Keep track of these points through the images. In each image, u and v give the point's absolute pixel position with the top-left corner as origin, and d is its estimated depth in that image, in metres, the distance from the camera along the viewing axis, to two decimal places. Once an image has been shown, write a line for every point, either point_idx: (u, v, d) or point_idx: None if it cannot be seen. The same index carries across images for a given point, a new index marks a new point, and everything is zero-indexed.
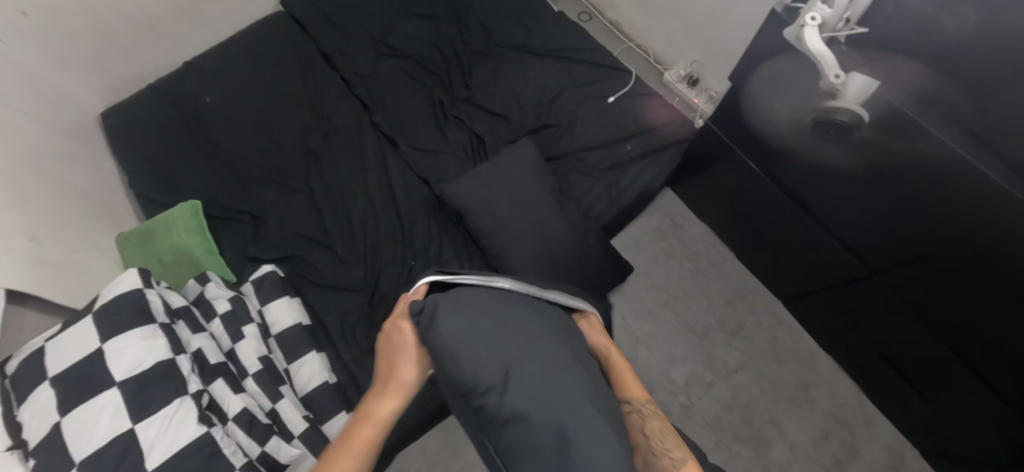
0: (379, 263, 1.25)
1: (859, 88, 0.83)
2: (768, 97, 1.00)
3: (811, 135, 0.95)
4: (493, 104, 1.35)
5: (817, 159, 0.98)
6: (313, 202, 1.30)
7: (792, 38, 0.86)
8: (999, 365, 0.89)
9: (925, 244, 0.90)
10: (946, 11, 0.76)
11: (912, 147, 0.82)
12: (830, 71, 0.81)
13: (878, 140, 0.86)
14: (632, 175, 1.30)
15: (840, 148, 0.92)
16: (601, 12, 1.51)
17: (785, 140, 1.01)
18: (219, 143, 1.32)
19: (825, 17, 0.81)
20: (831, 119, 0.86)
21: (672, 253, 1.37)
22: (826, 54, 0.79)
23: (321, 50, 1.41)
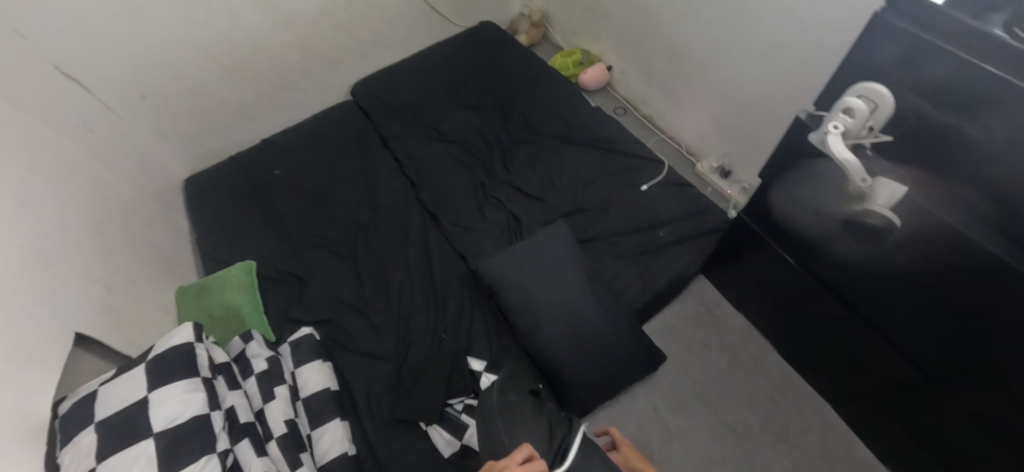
0: (410, 333, 1.28)
1: (889, 192, 0.84)
2: (801, 194, 1.00)
3: (846, 234, 0.94)
4: (531, 187, 1.42)
5: (857, 258, 0.96)
6: (355, 269, 1.37)
7: (818, 141, 0.89)
8: None
9: (985, 350, 0.85)
10: (969, 122, 0.77)
11: (958, 252, 0.81)
12: (857, 176, 0.83)
13: (916, 243, 0.85)
14: (663, 258, 1.31)
15: (878, 246, 0.91)
16: (636, 106, 1.61)
17: (821, 237, 1.00)
18: (280, 211, 1.46)
19: (848, 126, 0.84)
20: (863, 222, 0.89)
21: (708, 343, 1.32)
22: (851, 161, 0.82)
23: (379, 132, 1.57)
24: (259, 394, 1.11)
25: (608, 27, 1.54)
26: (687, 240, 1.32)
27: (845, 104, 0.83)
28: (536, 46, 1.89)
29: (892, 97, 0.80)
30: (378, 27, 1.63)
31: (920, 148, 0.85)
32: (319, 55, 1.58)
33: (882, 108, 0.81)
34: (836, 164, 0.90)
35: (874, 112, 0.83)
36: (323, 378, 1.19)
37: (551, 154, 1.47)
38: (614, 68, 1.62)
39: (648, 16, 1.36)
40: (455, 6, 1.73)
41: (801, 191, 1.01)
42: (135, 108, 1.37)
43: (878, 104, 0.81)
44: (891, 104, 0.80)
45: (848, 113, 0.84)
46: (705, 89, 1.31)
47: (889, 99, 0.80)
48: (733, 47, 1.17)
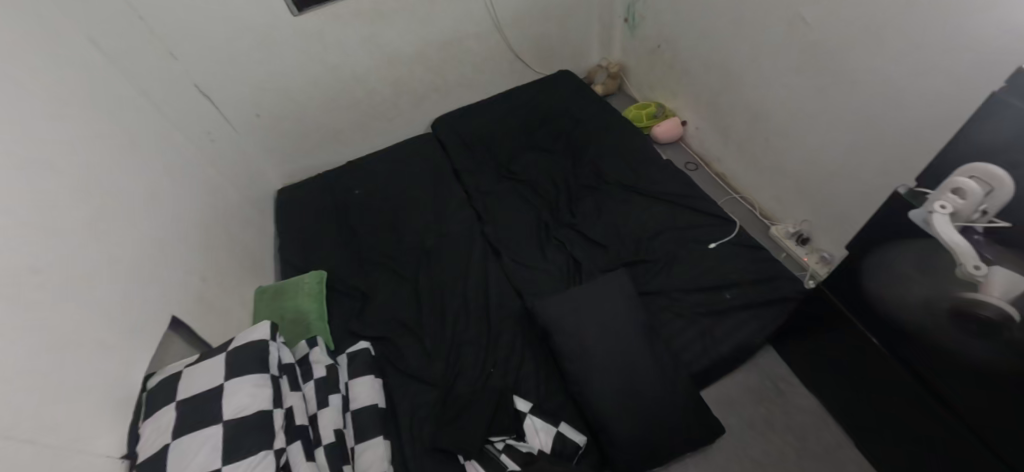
0: (459, 363, 1.30)
1: (1005, 283, 0.73)
2: (895, 271, 0.91)
3: (954, 324, 0.82)
4: (595, 232, 1.40)
5: (957, 349, 0.84)
6: (415, 294, 1.42)
7: (920, 220, 0.81)
8: None
9: None
10: None
11: None
12: (969, 262, 0.74)
13: None
14: (729, 322, 1.23)
15: (994, 344, 0.77)
16: (709, 163, 1.56)
17: (915, 321, 0.90)
18: (356, 230, 1.56)
19: (958, 207, 0.76)
20: (975, 313, 0.76)
21: (773, 424, 1.20)
22: (962, 248, 0.73)
23: (453, 166, 1.64)
24: (315, 400, 1.16)
25: (686, 83, 1.52)
26: (756, 306, 1.23)
27: (954, 183, 0.75)
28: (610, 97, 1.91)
29: (1010, 181, 0.71)
30: (465, 70, 1.73)
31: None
32: (410, 91, 1.70)
33: (997, 192, 0.72)
34: (943, 246, 0.80)
35: (988, 195, 0.73)
36: (371, 394, 1.23)
37: (618, 202, 1.45)
38: (689, 123, 1.59)
39: (728, 75, 1.33)
40: (539, 55, 1.80)
41: (898, 267, 0.91)
42: (250, 124, 1.56)
43: (994, 186, 0.72)
44: (1008, 188, 0.71)
45: (957, 193, 0.75)
46: (786, 153, 1.24)
47: (1006, 182, 0.71)
48: (822, 112, 1.10)
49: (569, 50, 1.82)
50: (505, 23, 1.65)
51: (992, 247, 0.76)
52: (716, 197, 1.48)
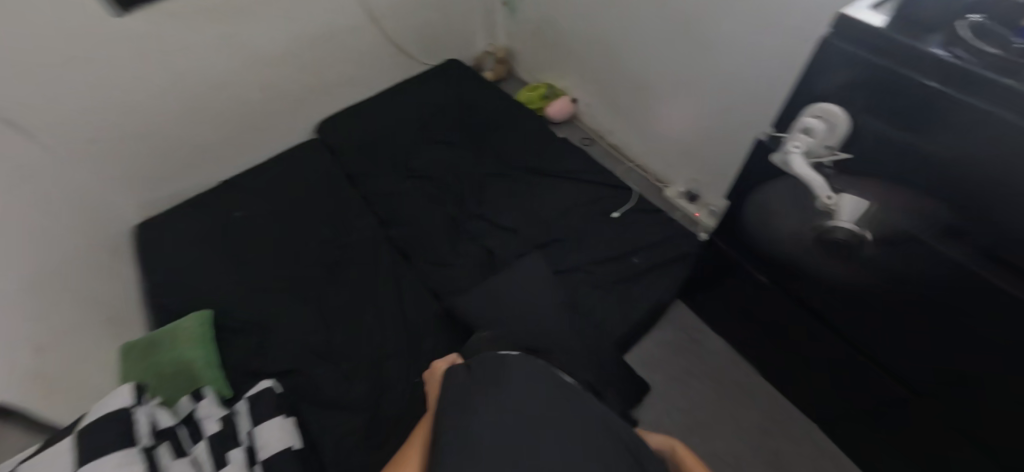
0: (382, 380, 1.21)
1: (851, 207, 0.82)
2: (766, 214, 1.01)
3: (819, 254, 0.92)
4: (504, 220, 1.40)
5: (824, 274, 0.97)
6: (321, 315, 1.30)
7: (781, 162, 0.88)
8: None
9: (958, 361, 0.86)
10: (920, 138, 0.74)
11: (922, 266, 0.82)
12: (821, 192, 0.81)
13: (881, 259, 0.86)
14: (640, 285, 1.30)
15: (856, 264, 0.89)
16: (601, 137, 1.65)
17: (788, 257, 1.01)
18: (240, 256, 1.38)
19: (809, 145, 0.83)
20: (829, 238, 0.84)
21: (693, 371, 1.29)
22: (815, 181, 0.81)
23: (346, 172, 1.55)
24: (209, 461, 0.95)
25: (572, 62, 1.59)
26: (660, 266, 1.33)
27: (803, 124, 0.83)
28: (502, 83, 1.94)
29: (846, 116, 0.79)
30: (343, 68, 1.63)
31: (887, 168, 0.79)
32: (284, 95, 1.57)
33: (839, 127, 0.80)
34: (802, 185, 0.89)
35: (831, 131, 0.81)
36: (285, 437, 1.05)
37: (523, 186, 1.47)
38: (579, 100, 1.66)
39: (609, 52, 1.42)
40: (425, 47, 1.76)
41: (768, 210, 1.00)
42: (79, 151, 1.29)
43: (835, 123, 0.79)
44: (846, 122, 0.79)
45: (808, 133, 0.83)
46: (669, 119, 1.35)
47: (844, 118, 0.79)
48: (694, 79, 1.22)
49: (454, 40, 1.82)
50: (381, 17, 1.58)
51: (839, 178, 0.85)
52: (613, 168, 1.57)
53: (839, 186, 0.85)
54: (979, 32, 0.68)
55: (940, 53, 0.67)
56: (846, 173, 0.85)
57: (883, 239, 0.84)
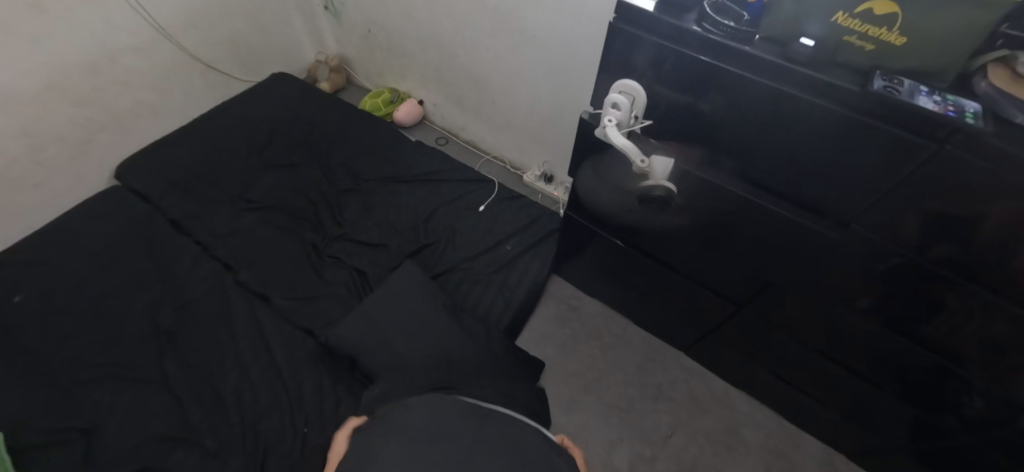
0: (263, 443, 1.04)
1: (662, 167, 0.96)
2: (600, 184, 1.11)
3: (646, 211, 1.07)
4: (369, 235, 1.34)
5: (659, 227, 1.12)
6: (169, 391, 1.07)
7: (601, 136, 0.99)
8: (857, 356, 1.07)
9: (763, 276, 1.06)
10: (699, 100, 0.90)
11: (721, 207, 0.99)
12: (636, 158, 0.93)
13: (692, 204, 1.02)
14: (516, 270, 1.36)
15: (678, 215, 1.05)
16: (455, 134, 1.67)
17: (627, 219, 1.14)
18: (36, 349, 1.08)
19: (619, 118, 0.95)
20: (652, 196, 0.97)
21: (578, 337, 1.40)
22: (628, 147, 0.92)
23: (166, 216, 1.31)
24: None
25: (409, 63, 1.57)
26: (532, 248, 1.40)
27: (611, 100, 0.94)
28: (341, 92, 1.82)
29: (642, 89, 0.93)
30: (136, 96, 1.38)
31: (678, 127, 0.97)
32: (59, 140, 1.27)
33: (638, 99, 0.94)
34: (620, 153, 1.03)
35: (633, 103, 0.95)
36: None
37: (381, 197, 1.42)
38: (425, 102, 1.66)
39: (440, 51, 1.44)
40: (239, 62, 1.58)
41: (600, 179, 1.10)
42: None
43: (634, 96, 0.94)
44: (643, 94, 0.93)
45: (616, 108, 0.95)
46: (509, 109, 1.44)
47: (641, 92, 0.93)
48: (522, 69, 1.31)
49: (272, 52, 1.67)
50: (176, 31, 1.38)
51: (648, 140, 1.01)
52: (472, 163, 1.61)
53: (652, 149, 1.00)
54: (717, 8, 0.84)
55: (695, 28, 0.82)
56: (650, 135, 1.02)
57: (689, 191, 1.00)
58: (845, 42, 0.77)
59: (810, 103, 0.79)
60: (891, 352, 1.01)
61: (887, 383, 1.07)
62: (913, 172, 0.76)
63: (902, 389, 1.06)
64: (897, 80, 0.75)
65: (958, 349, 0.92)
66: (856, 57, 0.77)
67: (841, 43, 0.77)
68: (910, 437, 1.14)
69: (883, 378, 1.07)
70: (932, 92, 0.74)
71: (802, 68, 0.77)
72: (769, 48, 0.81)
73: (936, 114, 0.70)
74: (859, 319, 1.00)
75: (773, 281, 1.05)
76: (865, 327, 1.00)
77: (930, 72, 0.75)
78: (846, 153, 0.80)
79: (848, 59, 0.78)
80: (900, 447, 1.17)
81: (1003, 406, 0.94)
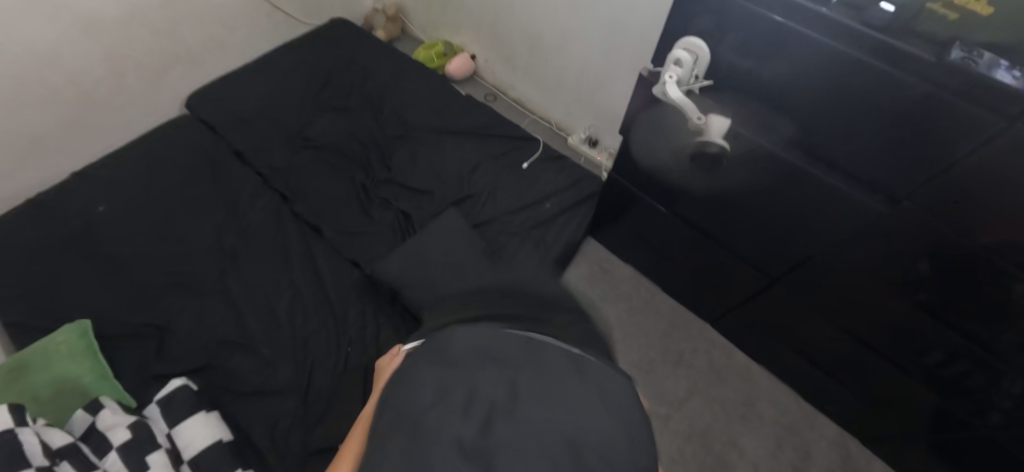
0: (311, 358, 1.16)
1: (718, 126, 1.00)
2: (652, 143, 1.14)
3: (696, 173, 1.11)
4: (416, 181, 1.40)
5: (705, 191, 1.15)
6: (231, 302, 1.19)
7: (660, 93, 1.01)
8: (884, 336, 1.09)
9: (802, 248, 1.09)
10: (762, 65, 0.90)
11: (774, 170, 1.01)
12: (693, 115, 0.97)
13: (744, 166, 1.04)
14: (554, 228, 1.39)
15: (725, 178, 1.10)
16: (504, 91, 1.69)
17: (677, 181, 1.17)
18: (116, 253, 1.20)
19: (679, 75, 0.96)
20: (706, 152, 1.02)
21: (606, 297, 1.43)
22: (686, 105, 0.95)
23: (231, 147, 1.39)
24: (126, 469, 0.88)
25: (466, 17, 1.60)
26: (571, 208, 1.43)
27: (674, 57, 0.96)
28: (395, 42, 1.86)
29: (706, 48, 0.94)
30: (205, 28, 1.46)
31: (739, 90, 0.97)
32: (135, 70, 1.38)
33: (701, 58, 0.95)
34: (676, 112, 1.04)
35: (696, 61, 0.96)
36: (210, 429, 1.00)
37: (429, 146, 1.47)
38: (478, 56, 1.68)
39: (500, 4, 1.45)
40: (301, 3, 1.64)
41: (651, 138, 1.14)
42: None
43: (698, 55, 0.95)
44: (707, 53, 0.94)
45: (678, 65, 0.96)
46: (561, 68, 1.44)
47: (706, 50, 0.94)
48: (579, 28, 1.31)
49: None
50: None
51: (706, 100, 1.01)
52: (519, 121, 1.64)
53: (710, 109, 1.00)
54: None
55: None
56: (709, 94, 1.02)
57: (742, 152, 1.03)
58: (929, 9, 0.74)
59: (878, 69, 0.78)
60: (922, 336, 1.02)
61: (912, 366, 1.09)
62: (968, 154, 0.76)
63: (926, 378, 1.07)
64: (976, 52, 0.73)
65: (993, 343, 0.92)
66: (937, 27, 0.75)
67: (923, 10, 0.75)
68: (930, 426, 1.15)
69: (908, 362, 1.08)
70: (1014, 67, 0.71)
71: (878, 35, 0.76)
72: (846, 11, 0.79)
73: (1012, 87, 0.67)
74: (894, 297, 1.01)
75: (814, 255, 1.08)
76: (898, 308, 1.02)
77: (1014, 47, 0.71)
78: (907, 126, 0.80)
79: (926, 29, 0.75)
80: (914, 434, 1.19)
81: None
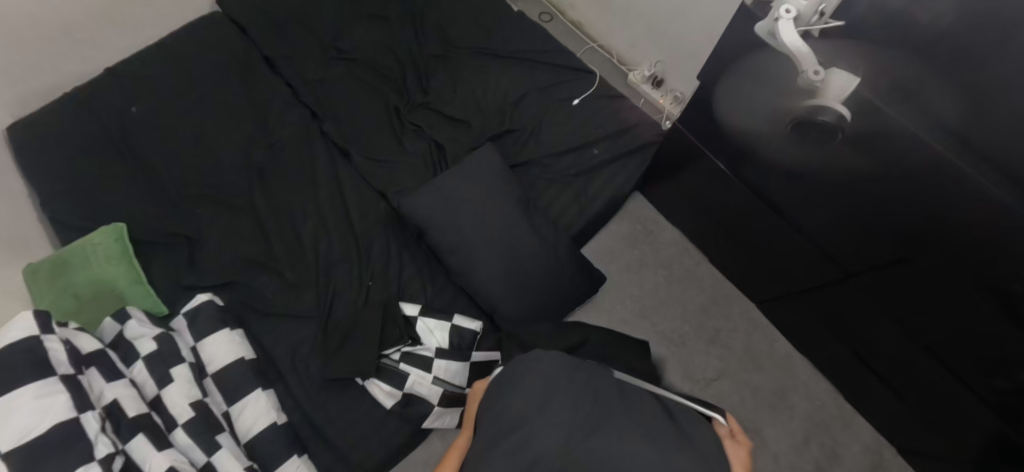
0: (333, 287, 1.12)
1: (840, 85, 0.76)
2: (746, 95, 0.92)
3: (794, 141, 0.89)
4: (454, 109, 1.30)
5: (791, 162, 0.94)
6: (257, 220, 1.15)
7: (766, 34, 0.81)
8: (966, 357, 0.90)
9: (902, 249, 0.88)
10: (920, 3, 0.69)
11: (902, 154, 0.77)
12: (810, 66, 0.75)
13: (856, 142, 0.81)
14: (596, 178, 1.28)
15: (822, 150, 0.87)
16: (562, 12, 1.52)
17: (761, 145, 0.96)
18: (148, 158, 1.16)
19: (800, 9, 0.75)
20: (812, 121, 0.78)
21: (645, 261, 1.35)
22: (803, 50, 0.73)
23: (262, 53, 1.30)
24: (152, 380, 0.89)
25: None
26: (621, 157, 1.30)
27: None
28: None
29: None
30: None
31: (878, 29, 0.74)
32: None
33: None
34: (784, 57, 0.82)
35: None
36: (233, 348, 0.98)
37: (472, 71, 1.36)
38: None
39: None
40: None
41: (742, 90, 0.93)
42: None
43: None
44: None
45: None
46: None
47: None
48: None
49: None
50: None
51: (825, 44, 0.79)
52: (574, 49, 1.48)
53: (831, 56, 0.79)
54: None
55: None
56: (828, 37, 0.79)
57: (859, 124, 0.79)
58: None
59: None
60: (1017, 366, 0.82)
61: (991, 396, 0.90)
62: None
63: (998, 405, 0.90)
64: None
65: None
66: None
67: None
68: (980, 454, 1.00)
69: (987, 390, 0.90)
70: None
71: None
72: None
73: None
74: (1002, 319, 0.81)
75: (914, 259, 0.87)
76: (999, 333, 0.82)
77: None
78: None
79: None
80: (965, 461, 1.04)
81: None
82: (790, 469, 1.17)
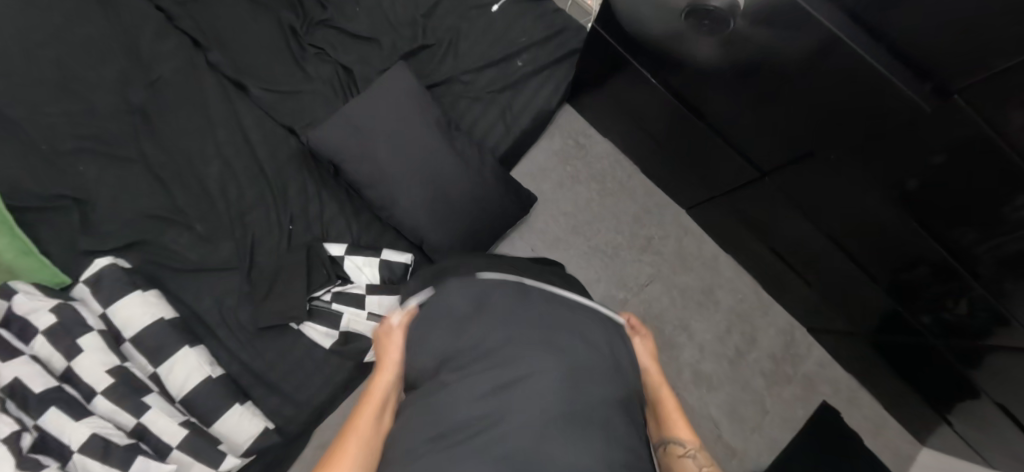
0: (251, 233, 1.06)
1: None
2: None
3: (698, 31, 0.85)
4: (357, 26, 1.21)
5: (699, 59, 0.92)
6: (152, 171, 1.05)
7: None
8: (862, 242, 0.96)
9: (807, 141, 0.89)
10: None
11: (800, 39, 0.75)
12: None
13: (751, 31, 0.79)
14: (520, 92, 1.23)
15: (720, 39, 0.84)
16: None
17: (670, 41, 0.93)
18: (5, 110, 1.00)
19: None
20: (706, 7, 0.78)
21: (578, 176, 1.35)
22: None
23: None
24: (58, 354, 0.85)
25: None
26: (546, 67, 1.25)
27: None
28: None
29: None
30: None
31: None
32: None
33: None
34: None
35: None
36: (150, 309, 0.93)
37: None
38: None
39: None
40: None
41: None
42: None
43: None
44: None
45: None
46: None
47: None
48: None
49: None
50: None
51: None
52: None
53: None
54: None
55: None
56: None
57: (753, 10, 0.76)
58: None
59: None
60: (911, 243, 0.88)
61: (885, 277, 0.98)
62: None
63: (891, 282, 0.97)
64: None
65: (971, 254, 0.79)
66: None
67: None
68: (877, 327, 1.11)
69: (883, 271, 0.97)
70: None
71: None
72: None
73: None
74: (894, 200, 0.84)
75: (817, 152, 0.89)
76: (889, 214, 0.87)
77: None
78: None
79: None
80: (860, 332, 1.16)
81: (997, 318, 0.82)
82: (714, 357, 1.28)
